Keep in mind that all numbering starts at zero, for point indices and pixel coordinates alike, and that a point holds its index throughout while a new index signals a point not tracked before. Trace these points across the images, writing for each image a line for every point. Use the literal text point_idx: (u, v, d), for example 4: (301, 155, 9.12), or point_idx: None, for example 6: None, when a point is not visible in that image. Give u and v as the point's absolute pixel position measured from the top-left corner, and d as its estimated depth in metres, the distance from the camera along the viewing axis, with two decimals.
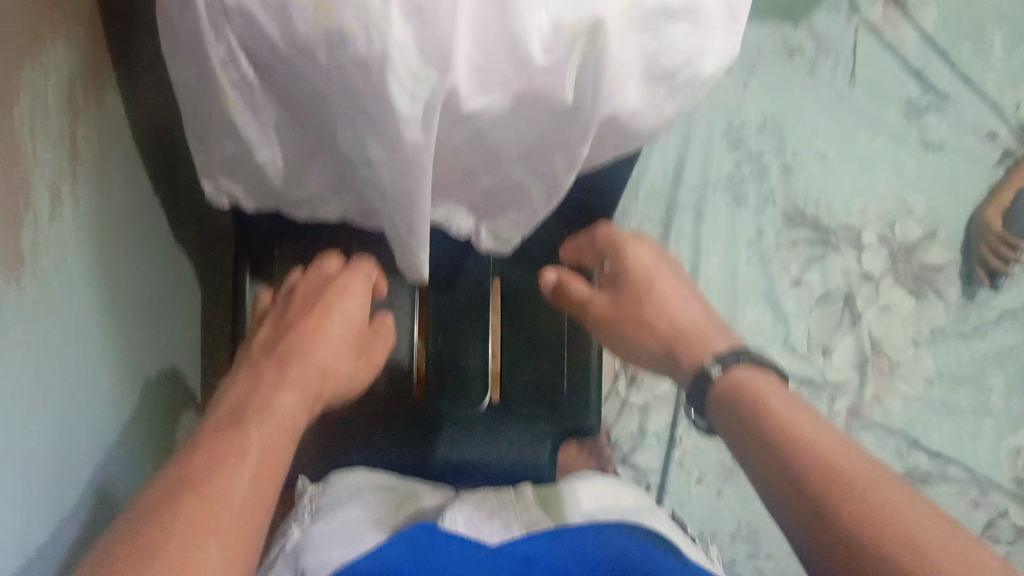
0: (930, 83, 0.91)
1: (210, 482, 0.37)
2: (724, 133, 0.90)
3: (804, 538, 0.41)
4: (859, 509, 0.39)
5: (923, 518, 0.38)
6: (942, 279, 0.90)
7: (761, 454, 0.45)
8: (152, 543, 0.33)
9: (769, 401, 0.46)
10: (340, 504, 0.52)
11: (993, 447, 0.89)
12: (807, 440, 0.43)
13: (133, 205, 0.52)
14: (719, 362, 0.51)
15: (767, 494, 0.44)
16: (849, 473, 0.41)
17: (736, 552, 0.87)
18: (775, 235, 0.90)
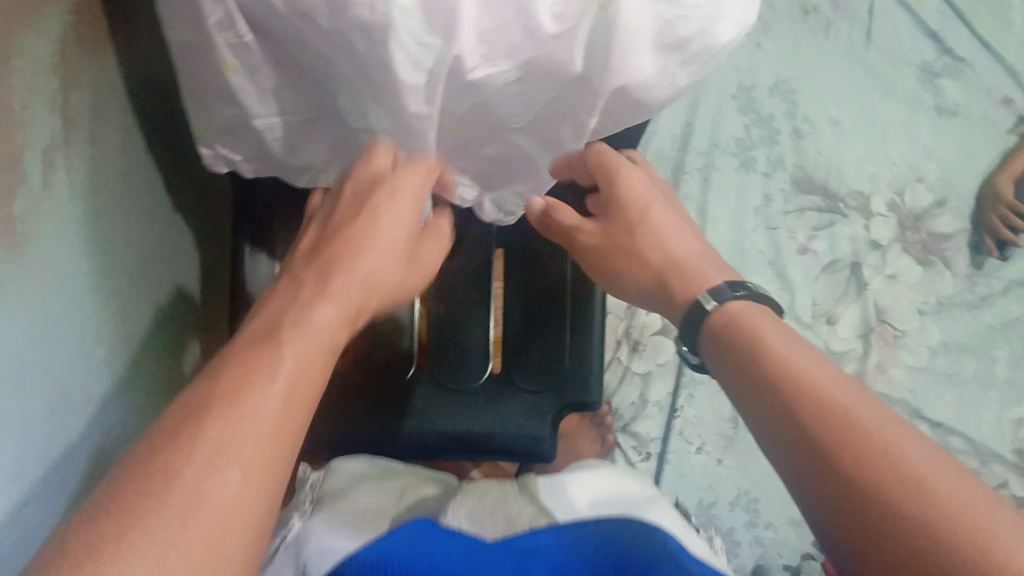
0: (945, 46, 0.91)
1: (231, 418, 0.32)
2: (736, 96, 0.89)
3: (804, 486, 0.37)
4: (861, 452, 0.35)
5: (917, 452, 0.35)
6: (951, 247, 0.89)
7: (763, 397, 0.40)
8: (155, 492, 0.29)
9: (763, 331, 0.43)
10: (341, 494, 0.52)
11: (997, 417, 0.86)
12: (806, 376, 0.39)
13: (128, 167, 0.50)
14: (711, 292, 0.47)
15: (765, 439, 0.40)
16: (840, 407, 0.37)
17: (735, 521, 0.85)
18: (784, 202, 0.87)
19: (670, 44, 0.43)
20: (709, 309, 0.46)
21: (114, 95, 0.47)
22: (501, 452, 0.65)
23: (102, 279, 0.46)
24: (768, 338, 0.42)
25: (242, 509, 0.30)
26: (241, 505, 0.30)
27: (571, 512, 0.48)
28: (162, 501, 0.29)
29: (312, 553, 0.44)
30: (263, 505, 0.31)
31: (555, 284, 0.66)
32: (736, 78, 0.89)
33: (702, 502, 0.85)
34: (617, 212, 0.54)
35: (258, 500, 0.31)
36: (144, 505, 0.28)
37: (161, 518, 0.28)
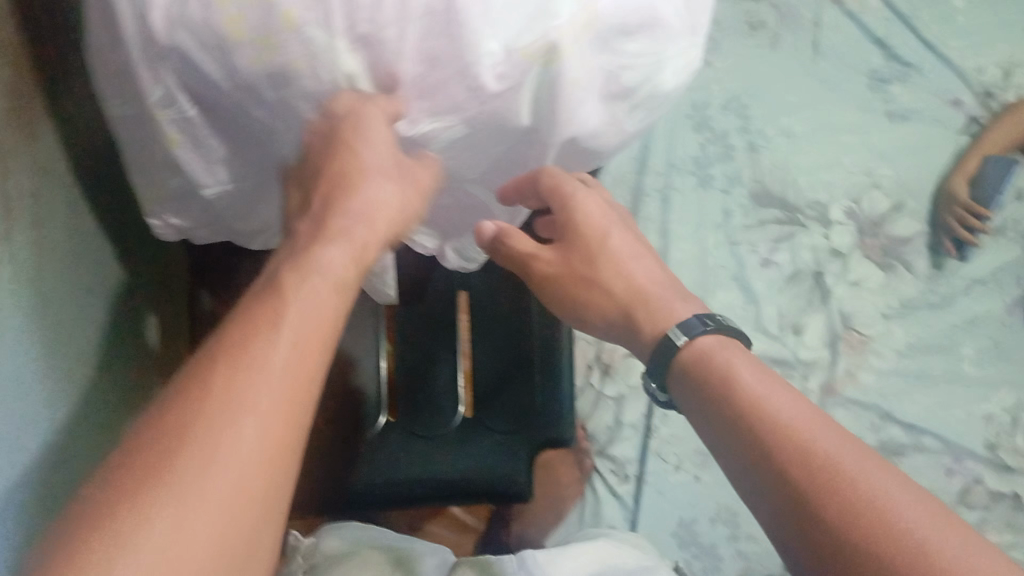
0: (892, 52, 0.92)
1: (237, 377, 0.32)
2: (689, 115, 0.89)
3: (794, 542, 0.36)
4: (846, 505, 0.34)
5: (901, 498, 0.34)
6: (910, 250, 0.90)
7: (739, 443, 0.39)
8: (167, 457, 0.30)
9: (736, 370, 0.42)
10: (330, 575, 0.57)
11: (967, 414, 0.87)
12: (787, 423, 0.38)
13: (72, 239, 0.50)
14: (681, 326, 0.45)
15: (746, 489, 0.39)
16: (818, 447, 0.37)
17: (716, 536, 0.85)
18: (743, 216, 0.88)
19: (613, 91, 0.46)
20: (677, 345, 0.45)
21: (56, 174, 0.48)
22: (482, 496, 0.65)
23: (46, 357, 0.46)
24: (742, 377, 0.41)
25: (261, 462, 0.31)
26: (257, 460, 0.31)
27: None
28: (175, 464, 0.29)
29: None
30: (282, 453, 0.32)
31: (519, 325, 0.66)
32: (688, 97, 0.90)
33: (682, 519, 0.85)
34: (574, 238, 0.51)
35: (275, 453, 0.32)
36: (158, 471, 0.29)
37: (178, 480, 0.29)
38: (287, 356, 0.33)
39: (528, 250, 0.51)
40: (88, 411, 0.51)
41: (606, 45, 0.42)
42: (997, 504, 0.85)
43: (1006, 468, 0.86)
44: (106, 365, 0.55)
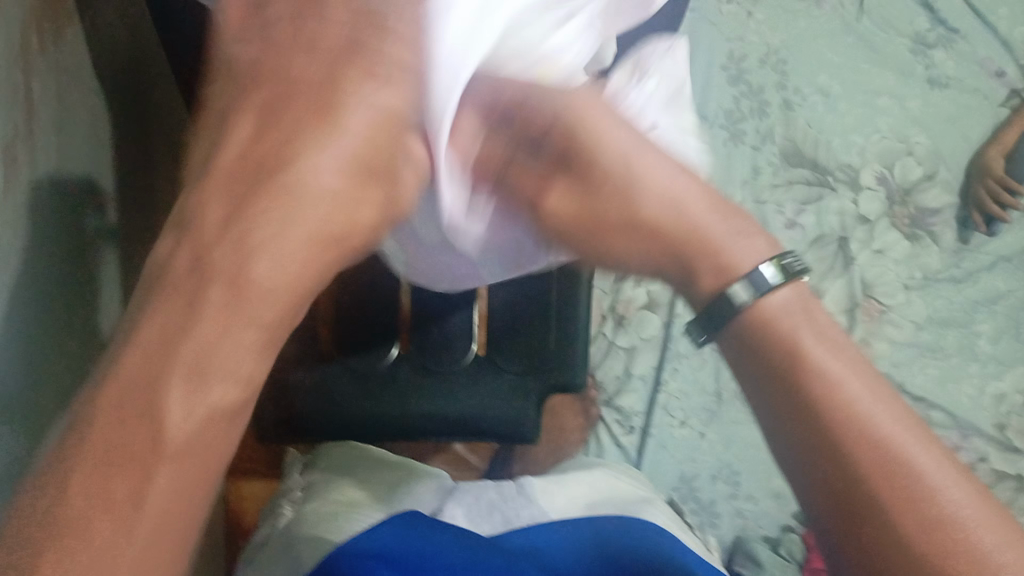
0: (938, 16, 0.89)
1: (116, 452, 0.31)
2: (725, 65, 0.87)
3: (822, 519, 0.36)
4: (899, 506, 0.34)
5: (975, 522, 0.34)
6: (938, 222, 0.88)
7: (825, 452, 0.35)
8: (52, 545, 0.30)
9: (827, 373, 0.36)
10: (326, 484, 0.63)
11: (977, 392, 0.86)
12: (883, 433, 0.35)
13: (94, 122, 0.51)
14: (748, 279, 0.39)
15: (798, 473, 0.37)
16: (892, 444, 0.35)
17: (717, 493, 0.85)
18: (772, 175, 0.86)
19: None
20: (742, 303, 0.39)
21: (70, 87, 0.48)
22: (489, 432, 0.69)
23: (50, 273, 0.45)
24: (811, 352, 0.37)
25: (165, 523, 0.33)
26: (159, 531, 0.32)
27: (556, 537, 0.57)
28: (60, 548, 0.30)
29: (308, 545, 0.55)
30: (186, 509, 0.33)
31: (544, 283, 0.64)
32: (727, 47, 0.87)
33: (683, 474, 0.85)
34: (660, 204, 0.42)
35: (185, 501, 0.33)
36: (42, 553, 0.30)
37: (69, 559, 0.30)
38: (192, 409, 0.33)
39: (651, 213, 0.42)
40: (88, 328, 0.51)
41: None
42: (1000, 484, 0.85)
43: (1011, 448, 0.85)
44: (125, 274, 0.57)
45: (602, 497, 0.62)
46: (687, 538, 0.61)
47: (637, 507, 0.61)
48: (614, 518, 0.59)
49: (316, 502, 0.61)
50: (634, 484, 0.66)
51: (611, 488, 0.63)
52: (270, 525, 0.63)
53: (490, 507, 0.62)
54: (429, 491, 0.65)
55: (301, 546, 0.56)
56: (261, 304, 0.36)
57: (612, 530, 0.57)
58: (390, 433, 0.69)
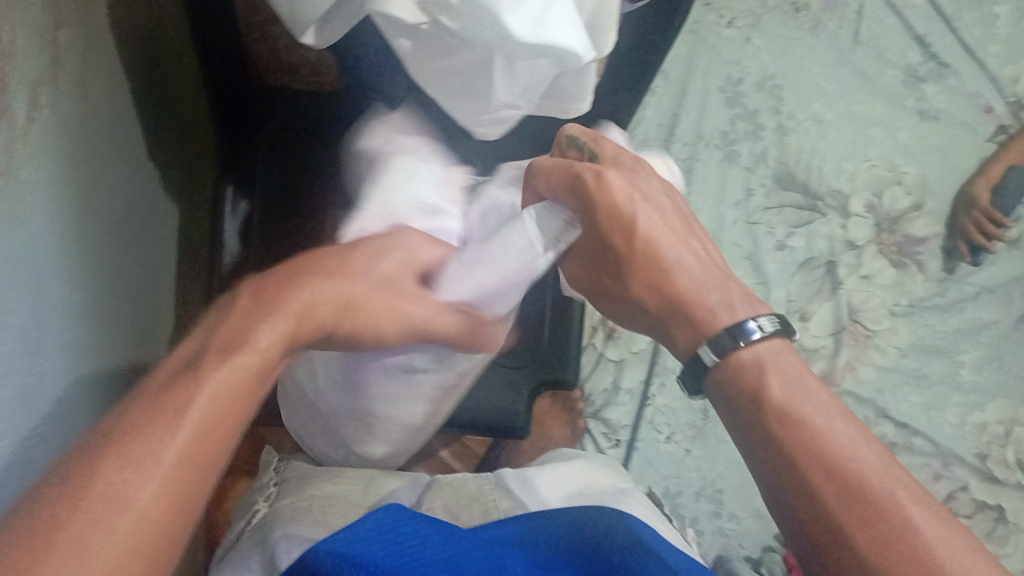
0: (930, 51, 0.93)
1: (174, 395, 0.32)
2: (721, 90, 0.91)
3: (802, 538, 0.38)
4: (852, 508, 0.37)
5: (929, 529, 0.36)
6: (924, 251, 0.90)
7: (780, 467, 0.39)
8: (92, 460, 0.30)
9: (763, 388, 0.41)
10: (301, 484, 0.63)
11: (960, 421, 0.86)
12: (821, 435, 0.38)
13: (111, 96, 0.53)
14: (712, 343, 0.43)
15: (767, 491, 0.40)
16: (835, 446, 0.38)
17: (699, 511, 0.85)
18: (764, 196, 0.89)
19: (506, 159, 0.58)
20: (710, 365, 0.43)
21: (98, 44, 0.50)
22: (480, 427, 0.72)
23: (67, 230, 0.46)
24: (769, 391, 0.41)
25: (203, 450, 0.32)
26: (191, 463, 0.31)
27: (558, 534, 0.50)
28: (103, 463, 0.30)
29: (280, 537, 0.53)
30: (219, 455, 0.33)
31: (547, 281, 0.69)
32: (724, 72, 0.92)
33: (667, 489, 0.85)
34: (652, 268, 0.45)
35: (215, 444, 0.32)
36: (83, 472, 0.29)
37: (98, 482, 0.29)
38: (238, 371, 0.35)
39: (665, 293, 0.45)
40: (93, 291, 0.51)
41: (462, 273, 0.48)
42: (979, 513, 0.84)
43: (993, 479, 0.85)
44: (139, 262, 0.60)
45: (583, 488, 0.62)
46: (668, 533, 0.61)
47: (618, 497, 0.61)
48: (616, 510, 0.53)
49: (291, 496, 0.60)
50: (616, 479, 0.66)
51: (590, 482, 0.63)
52: (242, 520, 0.63)
53: (468, 500, 0.60)
54: (405, 486, 0.64)
55: (270, 536, 0.54)
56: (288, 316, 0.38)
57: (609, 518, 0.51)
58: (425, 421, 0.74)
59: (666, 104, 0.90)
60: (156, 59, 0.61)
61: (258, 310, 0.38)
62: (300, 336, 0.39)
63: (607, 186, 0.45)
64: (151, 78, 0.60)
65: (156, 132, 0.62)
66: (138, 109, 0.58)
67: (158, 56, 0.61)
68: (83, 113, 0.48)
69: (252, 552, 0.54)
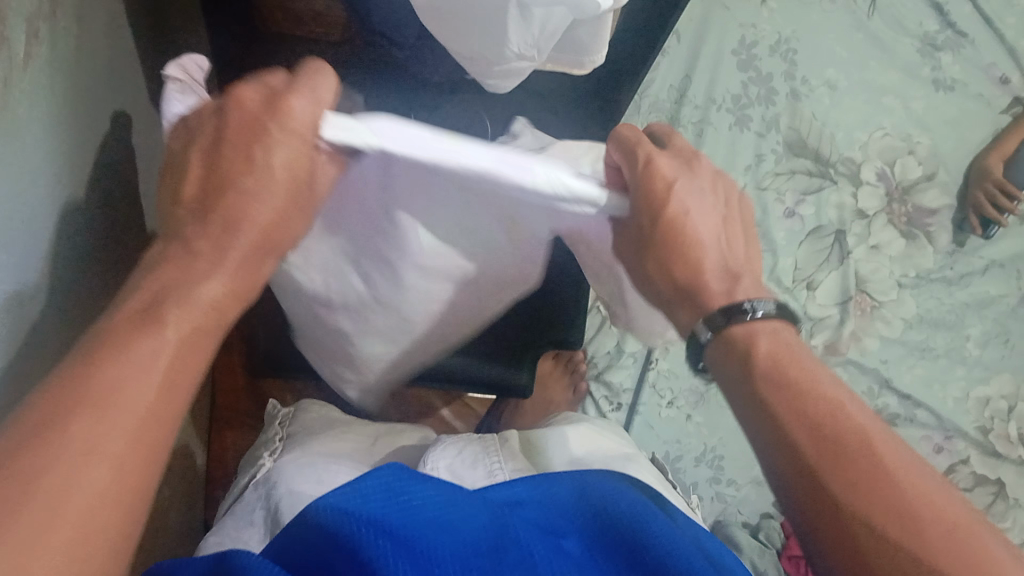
0: (948, 20, 0.93)
1: (112, 373, 0.30)
2: (735, 53, 0.90)
3: (791, 502, 0.36)
4: (840, 457, 0.35)
5: (919, 482, 0.34)
6: (935, 223, 0.89)
7: (771, 424, 0.37)
8: (52, 424, 0.28)
9: (755, 348, 0.40)
10: (303, 442, 0.62)
11: (962, 394, 0.86)
12: (813, 388, 0.38)
13: (112, 29, 0.52)
14: (707, 321, 0.41)
15: (757, 452, 0.38)
16: (828, 398, 0.37)
17: (699, 476, 0.85)
18: (774, 163, 0.88)
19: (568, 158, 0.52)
20: (704, 342, 0.42)
21: None
22: (482, 383, 0.75)
23: (69, 168, 0.46)
24: (760, 350, 0.39)
25: (147, 438, 0.31)
26: (149, 430, 0.31)
27: (565, 497, 0.50)
28: (26, 461, 0.27)
29: (284, 494, 0.53)
30: (166, 431, 0.31)
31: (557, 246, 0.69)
32: (738, 34, 0.90)
33: (667, 454, 0.85)
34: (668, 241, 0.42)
35: (168, 414, 0.32)
36: (43, 436, 0.28)
37: (57, 453, 0.28)
38: (180, 341, 0.33)
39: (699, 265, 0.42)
40: (95, 232, 0.51)
41: (399, 137, 0.35)
42: (978, 487, 0.83)
43: (994, 453, 0.84)
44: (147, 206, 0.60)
45: (589, 452, 0.62)
46: (669, 495, 0.62)
47: (619, 464, 0.62)
48: (611, 479, 0.52)
49: (296, 451, 0.60)
50: (617, 441, 0.66)
51: (594, 445, 0.63)
52: (248, 475, 0.62)
53: (472, 460, 0.57)
54: (414, 445, 0.64)
55: (274, 494, 0.54)
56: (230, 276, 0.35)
57: (609, 489, 0.50)
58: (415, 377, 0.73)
59: (679, 64, 0.89)
60: (158, 14, 0.60)
61: (195, 265, 0.35)
62: (240, 269, 0.36)
63: (652, 169, 0.42)
64: (150, 14, 0.59)
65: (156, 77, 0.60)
66: (139, 44, 0.57)
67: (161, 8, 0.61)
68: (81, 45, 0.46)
69: (256, 508, 0.54)
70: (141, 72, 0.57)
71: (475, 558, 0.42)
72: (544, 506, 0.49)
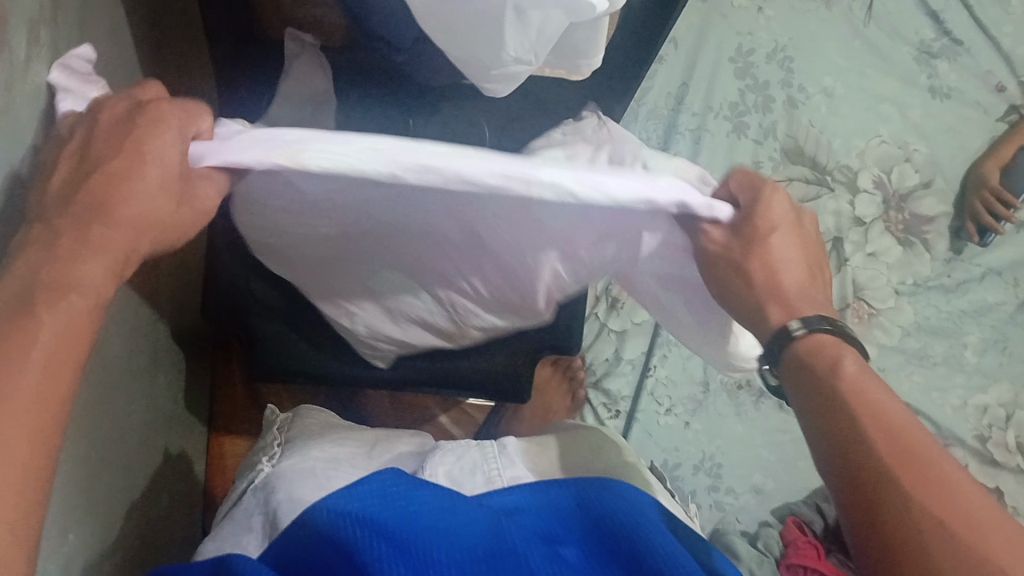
0: (944, 28, 0.94)
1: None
2: (732, 61, 0.90)
3: (847, 512, 0.38)
4: (902, 477, 0.36)
5: (973, 503, 0.36)
6: (932, 230, 0.90)
7: (840, 441, 0.39)
8: None
9: (839, 368, 0.41)
10: (303, 447, 0.61)
11: (960, 403, 0.86)
12: (886, 411, 0.39)
13: (113, 31, 0.52)
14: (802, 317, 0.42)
15: (822, 463, 0.40)
16: (898, 421, 0.38)
17: (698, 484, 0.85)
18: (772, 170, 0.88)
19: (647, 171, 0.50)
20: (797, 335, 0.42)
21: None
22: (481, 389, 0.74)
23: None
24: (849, 367, 0.41)
25: (39, 427, 0.31)
26: (34, 416, 0.31)
27: (568, 503, 0.49)
28: None
29: (280, 499, 0.52)
30: (54, 415, 0.32)
31: None
32: (736, 42, 0.91)
33: (666, 462, 0.85)
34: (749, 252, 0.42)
35: (49, 400, 0.31)
36: None
37: None
38: (59, 326, 0.32)
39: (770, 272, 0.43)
40: None
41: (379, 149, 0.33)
42: None
43: (992, 461, 0.84)
44: None
45: (593, 458, 0.61)
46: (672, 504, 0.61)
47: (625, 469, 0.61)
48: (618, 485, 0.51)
49: (295, 456, 0.59)
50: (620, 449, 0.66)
51: (599, 451, 0.62)
52: (246, 480, 0.61)
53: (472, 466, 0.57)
54: (412, 451, 0.63)
55: (270, 500, 0.53)
56: (109, 251, 0.35)
57: (612, 493, 0.49)
58: (422, 385, 0.73)
59: (677, 71, 0.90)
60: (159, 18, 0.61)
61: (75, 244, 0.34)
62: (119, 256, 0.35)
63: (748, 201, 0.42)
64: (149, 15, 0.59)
65: (159, 79, 0.61)
66: (139, 46, 0.57)
67: (158, 11, 0.61)
68: (83, 47, 0.47)
69: (254, 513, 0.53)
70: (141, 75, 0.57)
71: (469, 560, 0.42)
72: (544, 514, 0.49)
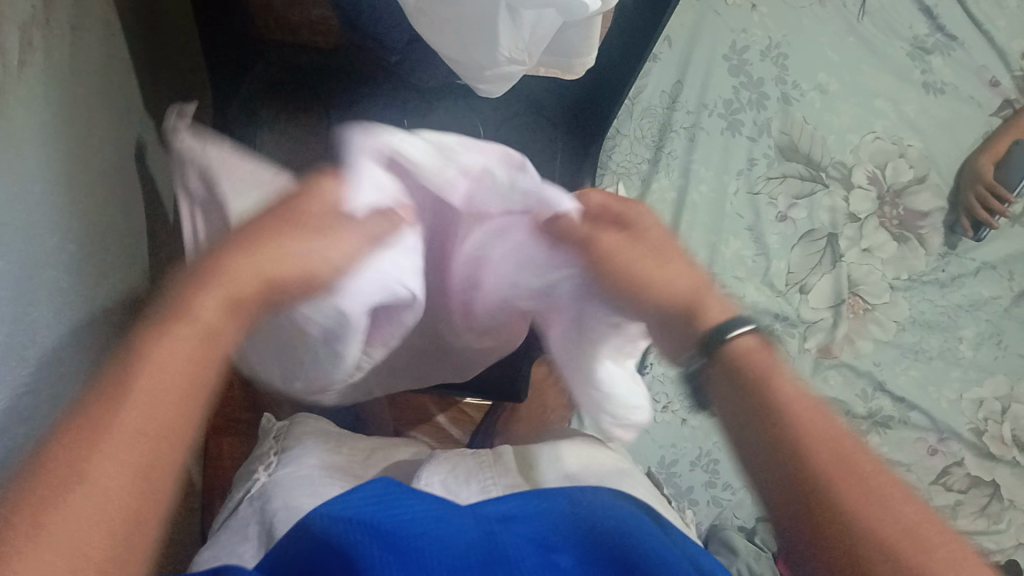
0: (938, 23, 0.94)
1: (141, 373, 0.32)
2: (726, 58, 0.90)
3: (780, 516, 0.34)
4: (832, 475, 0.33)
5: (910, 511, 0.32)
6: (926, 225, 0.90)
7: (768, 440, 0.35)
8: (89, 421, 0.30)
9: (773, 376, 0.37)
10: (300, 455, 0.62)
11: (956, 396, 0.86)
12: (816, 414, 0.35)
13: (104, 35, 0.52)
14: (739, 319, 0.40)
15: (751, 473, 0.36)
16: (831, 425, 0.35)
17: (694, 480, 0.85)
18: (766, 167, 0.88)
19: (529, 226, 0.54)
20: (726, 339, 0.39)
21: None
22: (478, 390, 0.75)
23: (65, 173, 0.46)
24: (781, 373, 0.38)
25: (157, 431, 0.31)
26: (177, 428, 0.32)
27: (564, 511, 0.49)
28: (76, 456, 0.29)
29: (278, 508, 0.52)
30: (189, 435, 0.33)
31: None
32: (730, 39, 0.91)
33: (663, 459, 0.85)
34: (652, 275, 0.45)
35: (185, 416, 0.33)
36: (90, 430, 0.30)
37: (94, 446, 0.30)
38: (196, 353, 0.34)
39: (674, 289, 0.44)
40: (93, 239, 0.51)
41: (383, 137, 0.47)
42: (973, 488, 0.83)
43: (989, 454, 0.84)
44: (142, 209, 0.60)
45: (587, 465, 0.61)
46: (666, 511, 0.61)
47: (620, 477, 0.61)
48: (612, 498, 0.51)
49: (292, 464, 0.59)
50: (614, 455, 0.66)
51: (593, 457, 0.62)
52: (243, 488, 0.62)
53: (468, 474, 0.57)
54: (408, 459, 0.63)
55: (267, 509, 0.53)
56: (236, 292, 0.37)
57: (607, 505, 0.49)
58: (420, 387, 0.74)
59: (671, 68, 0.89)
60: (151, 21, 0.61)
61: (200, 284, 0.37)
62: (252, 299, 0.38)
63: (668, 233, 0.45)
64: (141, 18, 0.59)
65: (152, 80, 0.61)
66: (132, 49, 0.57)
67: (152, 13, 0.61)
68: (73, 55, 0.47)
69: (250, 521, 0.54)
70: (134, 78, 0.57)
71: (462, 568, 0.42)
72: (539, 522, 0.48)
